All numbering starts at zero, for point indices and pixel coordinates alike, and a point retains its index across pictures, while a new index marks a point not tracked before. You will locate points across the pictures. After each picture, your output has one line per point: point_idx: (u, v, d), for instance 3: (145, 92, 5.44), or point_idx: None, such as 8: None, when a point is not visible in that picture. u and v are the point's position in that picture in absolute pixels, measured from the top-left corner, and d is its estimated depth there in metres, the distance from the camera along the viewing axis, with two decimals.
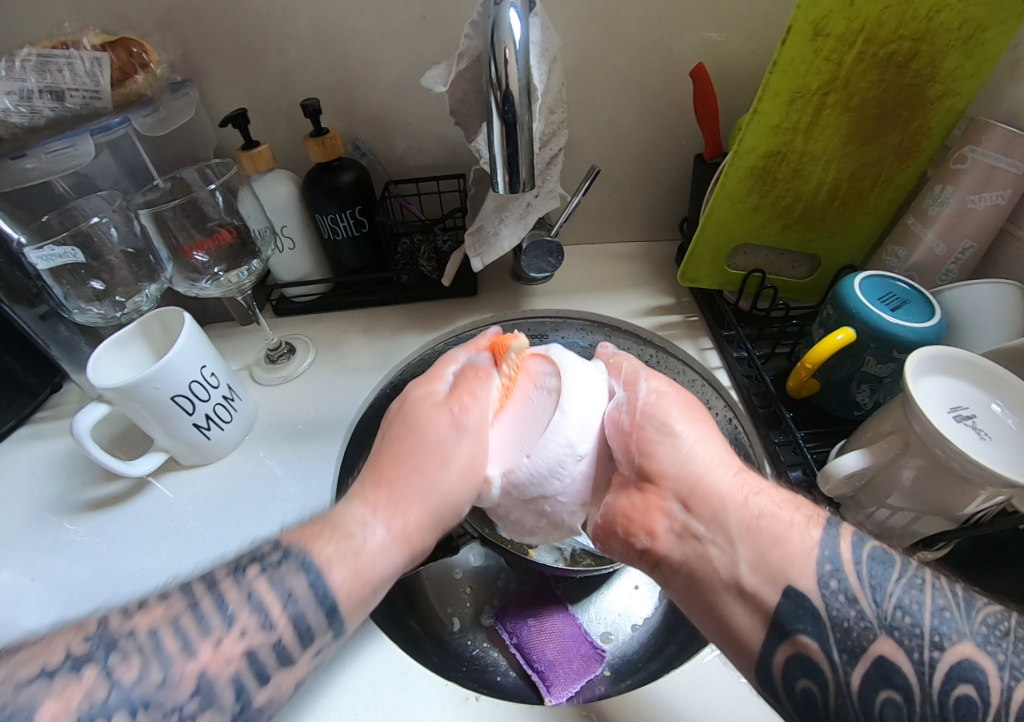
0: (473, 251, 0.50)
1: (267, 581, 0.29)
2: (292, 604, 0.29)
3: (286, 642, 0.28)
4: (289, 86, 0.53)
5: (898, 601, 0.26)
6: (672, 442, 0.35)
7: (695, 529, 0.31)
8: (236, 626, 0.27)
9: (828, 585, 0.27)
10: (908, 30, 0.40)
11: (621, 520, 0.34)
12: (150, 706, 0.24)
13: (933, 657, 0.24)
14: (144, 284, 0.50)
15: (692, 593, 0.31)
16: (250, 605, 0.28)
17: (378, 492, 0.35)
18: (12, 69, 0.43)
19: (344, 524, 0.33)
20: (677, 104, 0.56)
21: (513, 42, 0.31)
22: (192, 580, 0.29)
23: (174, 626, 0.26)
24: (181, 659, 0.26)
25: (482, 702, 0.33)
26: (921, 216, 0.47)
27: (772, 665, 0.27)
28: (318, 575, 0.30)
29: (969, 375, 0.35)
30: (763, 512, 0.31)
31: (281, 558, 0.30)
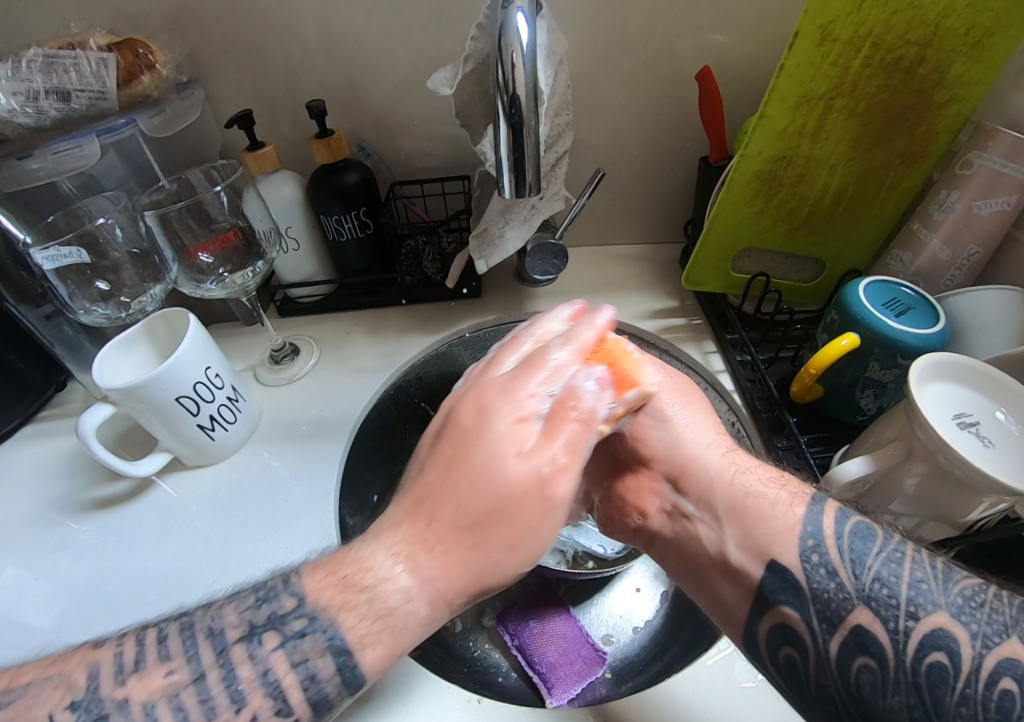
0: (478, 253, 0.50)
1: (288, 658, 0.24)
2: (313, 688, 0.24)
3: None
4: (295, 87, 0.54)
5: (878, 574, 0.26)
6: (661, 429, 0.38)
7: (684, 508, 0.34)
8: (245, 711, 0.23)
9: (809, 559, 0.28)
10: (916, 35, 0.40)
11: (618, 500, 0.38)
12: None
13: (908, 626, 0.24)
14: (149, 284, 0.51)
15: (685, 568, 0.33)
16: (264, 687, 0.23)
17: (415, 532, 0.27)
18: (19, 69, 0.43)
19: (367, 571, 0.26)
20: (683, 106, 0.56)
21: (520, 46, 0.32)
22: (197, 637, 0.24)
23: (174, 703, 0.22)
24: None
25: (484, 704, 0.33)
26: (926, 221, 0.47)
27: (758, 634, 0.28)
28: (347, 658, 0.24)
29: (973, 382, 0.35)
30: (749, 491, 0.32)
31: (304, 630, 0.25)
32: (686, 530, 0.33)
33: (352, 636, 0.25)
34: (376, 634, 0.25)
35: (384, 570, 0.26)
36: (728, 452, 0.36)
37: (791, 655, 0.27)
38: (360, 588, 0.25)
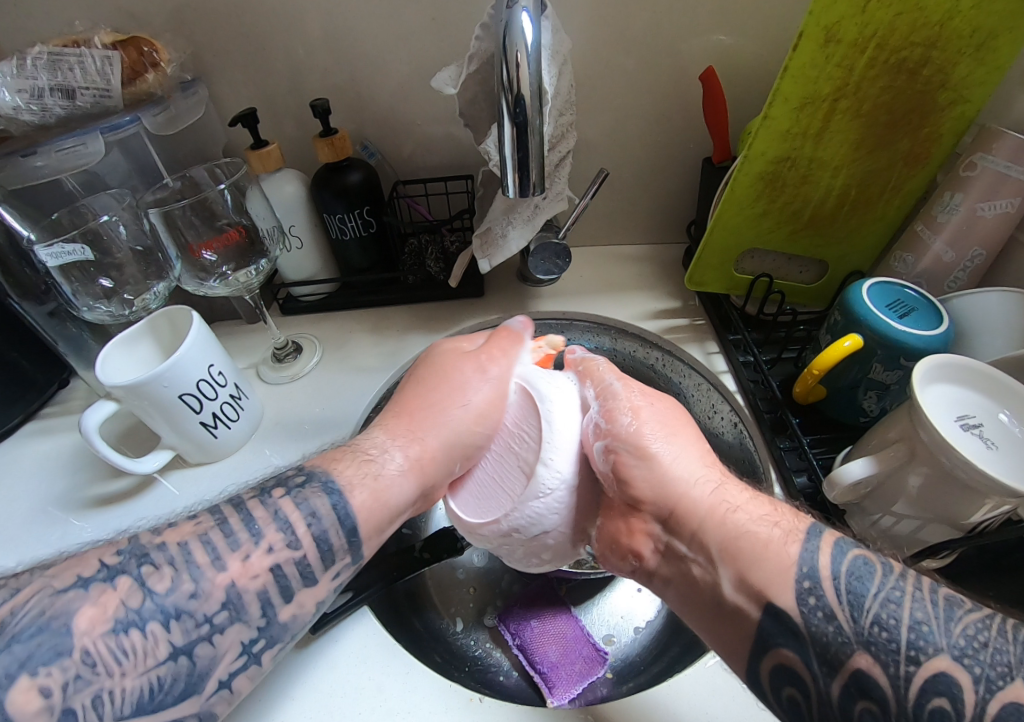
0: (481, 252, 0.50)
1: (292, 501, 0.31)
2: (314, 523, 0.30)
3: (310, 562, 0.29)
4: (299, 85, 0.54)
5: (876, 615, 0.25)
6: (643, 466, 0.36)
7: (678, 549, 0.33)
8: (263, 543, 0.28)
9: (806, 602, 0.27)
10: (920, 37, 0.40)
11: (612, 541, 0.37)
12: (180, 616, 0.25)
13: (909, 670, 0.23)
14: (152, 282, 0.50)
15: (686, 604, 0.33)
16: (276, 524, 0.29)
17: (399, 421, 0.40)
18: (24, 67, 0.43)
19: (370, 448, 0.37)
20: (687, 107, 0.56)
21: (525, 46, 0.31)
22: (219, 505, 0.30)
23: (204, 539, 0.28)
24: (212, 570, 0.27)
25: (486, 703, 0.33)
26: (929, 223, 0.47)
27: (760, 670, 0.28)
28: (340, 497, 0.32)
29: (976, 384, 0.34)
30: (741, 529, 0.31)
31: (305, 481, 0.32)
32: (688, 572, 0.32)
33: (345, 481, 0.33)
34: (361, 482, 0.34)
35: (386, 456, 0.37)
36: (719, 489, 0.34)
37: (793, 696, 0.26)
38: (365, 456, 0.36)
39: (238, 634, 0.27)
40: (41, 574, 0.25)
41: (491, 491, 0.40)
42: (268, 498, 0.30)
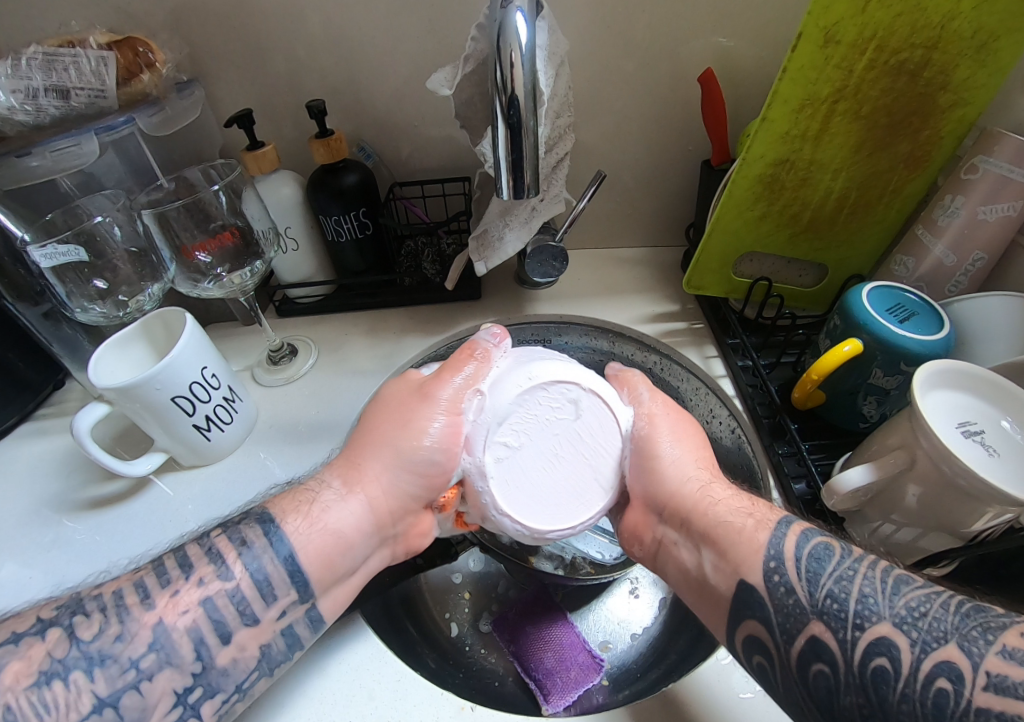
0: (478, 255, 0.50)
1: (225, 539, 0.31)
2: (249, 562, 0.30)
3: (245, 597, 0.30)
4: (296, 86, 0.53)
5: (830, 589, 0.27)
6: (661, 473, 0.36)
7: (672, 537, 0.35)
8: (193, 578, 0.29)
9: (771, 578, 0.28)
10: (921, 38, 0.39)
11: (624, 531, 0.38)
12: (105, 662, 0.26)
13: (854, 635, 0.25)
14: (147, 283, 0.50)
15: (682, 588, 0.33)
16: (208, 560, 0.30)
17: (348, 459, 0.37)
18: (17, 67, 0.42)
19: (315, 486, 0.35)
20: (686, 109, 0.56)
21: (519, 46, 0.31)
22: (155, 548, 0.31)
23: (138, 582, 0.29)
24: (140, 612, 0.28)
25: (479, 711, 0.33)
26: (930, 227, 0.46)
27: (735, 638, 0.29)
28: (273, 528, 0.32)
29: (978, 390, 0.34)
30: (720, 522, 0.32)
31: (243, 518, 0.33)
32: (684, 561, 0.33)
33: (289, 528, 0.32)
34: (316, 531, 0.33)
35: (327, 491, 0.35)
36: (703, 493, 0.35)
37: (762, 663, 0.28)
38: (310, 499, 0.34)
39: (170, 681, 0.27)
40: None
41: (545, 493, 0.35)
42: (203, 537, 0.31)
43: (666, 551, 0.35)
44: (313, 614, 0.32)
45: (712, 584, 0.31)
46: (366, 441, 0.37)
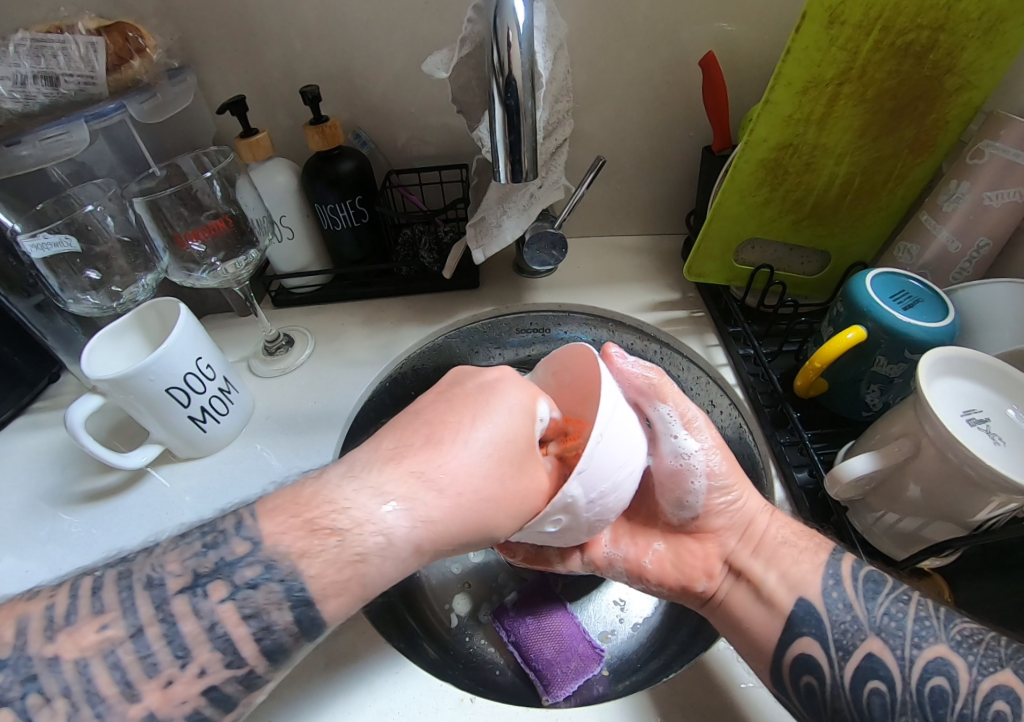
0: (475, 243, 0.49)
1: (235, 610, 0.24)
2: (266, 638, 0.24)
3: (258, 672, 0.25)
4: (290, 73, 0.52)
5: (887, 607, 0.32)
6: (731, 501, 0.38)
7: (749, 569, 0.36)
8: (193, 665, 0.23)
9: (830, 594, 0.33)
10: (928, 19, 0.38)
11: (678, 566, 0.38)
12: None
13: (913, 653, 0.29)
14: (140, 274, 0.49)
15: (738, 628, 0.35)
16: (213, 641, 0.24)
17: (420, 470, 0.28)
18: (6, 53, 0.42)
19: (343, 512, 0.26)
20: (686, 94, 0.55)
21: (517, 24, 0.30)
22: (134, 587, 0.24)
23: (111, 660, 0.22)
24: (119, 705, 0.21)
25: (478, 703, 0.33)
26: (935, 212, 0.46)
27: (782, 662, 0.32)
28: (307, 609, 0.25)
29: (983, 378, 0.33)
30: (783, 541, 0.36)
31: (257, 580, 0.25)
32: (750, 596, 0.35)
33: (317, 585, 0.25)
34: (345, 583, 0.26)
35: (361, 509, 0.26)
36: (773, 518, 0.38)
37: (812, 684, 0.31)
38: (330, 531, 0.26)
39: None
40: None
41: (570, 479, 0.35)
42: (201, 602, 0.24)
43: (734, 585, 0.36)
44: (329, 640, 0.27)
45: (770, 603, 0.34)
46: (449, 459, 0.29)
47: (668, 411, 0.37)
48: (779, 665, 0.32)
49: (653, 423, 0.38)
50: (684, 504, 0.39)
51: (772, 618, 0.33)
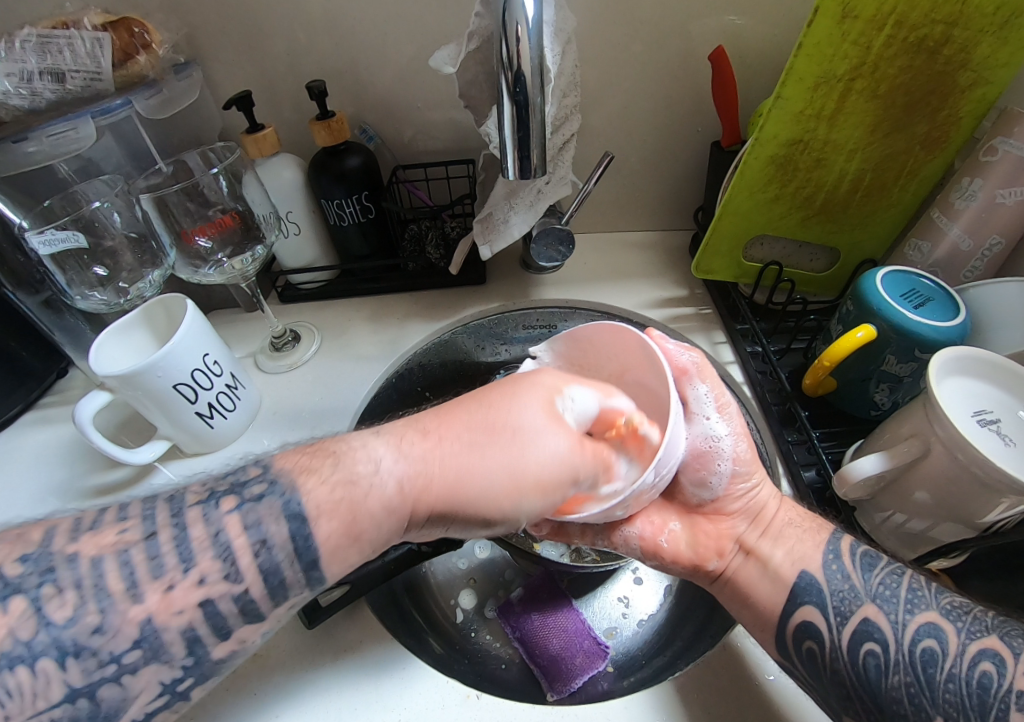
0: (482, 238, 0.49)
1: (242, 521, 0.24)
2: (264, 553, 0.24)
3: (254, 597, 0.24)
4: (296, 68, 0.52)
5: (882, 578, 0.32)
6: (750, 486, 0.37)
7: (761, 549, 0.35)
8: (193, 572, 0.23)
9: (830, 566, 0.33)
10: (941, 14, 0.38)
11: (690, 546, 0.38)
12: (79, 655, 0.20)
13: (906, 618, 0.30)
14: (147, 269, 0.49)
15: (747, 605, 0.34)
16: (214, 549, 0.23)
17: (424, 439, 0.30)
18: (11, 49, 0.42)
19: (360, 453, 0.28)
20: (695, 88, 0.54)
21: (526, 19, 0.30)
22: (156, 506, 0.25)
23: (122, 558, 0.22)
24: (124, 603, 0.21)
25: (484, 699, 0.33)
26: (946, 210, 0.45)
27: (786, 629, 0.32)
28: (301, 526, 0.25)
29: (995, 379, 0.33)
30: (789, 522, 0.36)
31: (263, 494, 0.25)
32: (757, 572, 0.35)
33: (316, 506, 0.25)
34: (337, 505, 0.26)
35: (374, 453, 0.28)
36: (782, 504, 0.37)
37: (813, 649, 0.31)
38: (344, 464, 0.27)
39: (157, 674, 0.22)
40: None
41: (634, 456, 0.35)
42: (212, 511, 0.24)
43: (743, 561, 0.36)
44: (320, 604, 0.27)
45: (776, 577, 0.34)
46: (458, 435, 0.30)
47: (705, 391, 0.39)
48: (783, 630, 0.32)
49: (689, 399, 0.39)
50: (705, 485, 0.38)
51: (776, 590, 0.33)
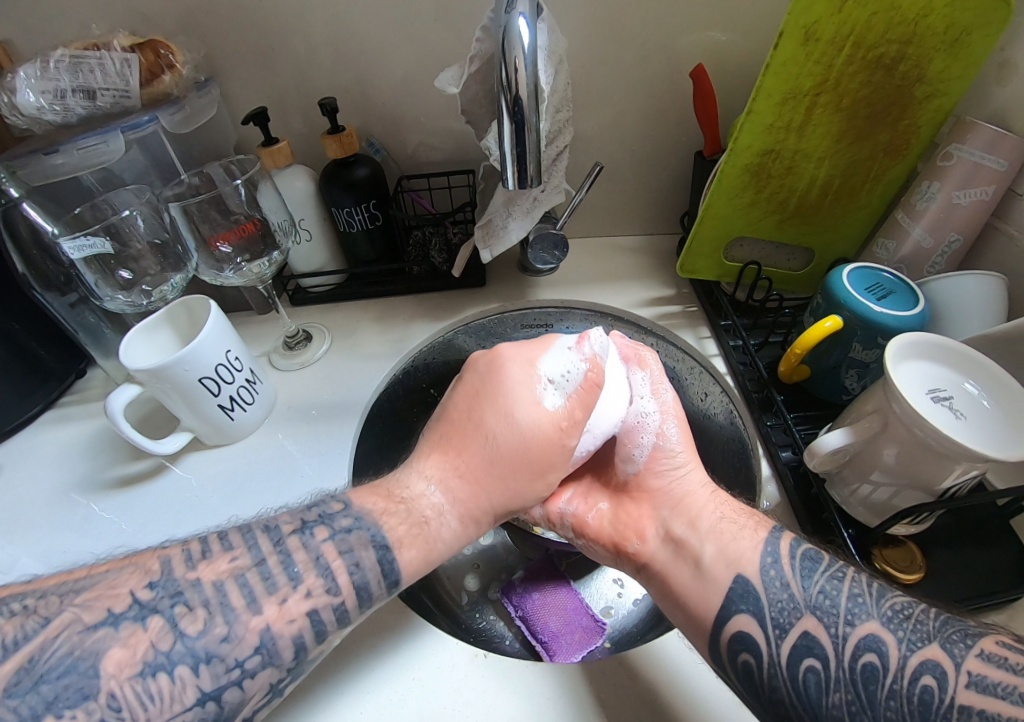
0: (484, 243, 0.53)
1: (336, 548, 0.31)
2: (357, 572, 0.31)
3: (347, 607, 0.30)
4: (308, 85, 0.56)
5: (822, 586, 0.31)
6: (676, 468, 0.42)
7: (679, 539, 0.37)
8: (302, 586, 0.29)
9: (768, 572, 0.32)
10: (896, 34, 0.42)
11: (616, 529, 0.41)
12: (211, 661, 0.25)
13: (846, 631, 0.29)
14: (169, 273, 0.53)
15: (666, 591, 0.36)
16: (317, 568, 0.30)
17: (450, 460, 0.38)
18: (47, 70, 0.45)
19: (410, 489, 0.37)
20: (679, 101, 0.58)
21: (523, 48, 0.34)
22: (254, 532, 0.31)
23: (240, 581, 0.28)
24: (247, 613, 0.27)
25: (490, 658, 0.35)
26: (909, 211, 0.49)
27: (719, 639, 0.32)
28: (387, 552, 0.32)
29: (943, 359, 0.37)
30: (721, 517, 0.37)
31: (352, 527, 0.32)
32: (687, 568, 0.35)
33: (392, 535, 0.33)
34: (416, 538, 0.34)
35: (420, 491, 0.37)
36: (712, 498, 0.39)
37: (748, 662, 0.30)
38: (401, 501, 0.36)
39: (268, 679, 0.27)
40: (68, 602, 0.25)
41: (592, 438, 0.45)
42: (310, 539, 0.31)
43: (664, 549, 0.38)
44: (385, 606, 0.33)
45: (707, 578, 0.34)
46: (468, 454, 0.38)
47: (642, 376, 0.45)
48: (717, 641, 0.32)
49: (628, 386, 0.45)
50: (630, 460, 0.43)
51: (691, 577, 0.35)
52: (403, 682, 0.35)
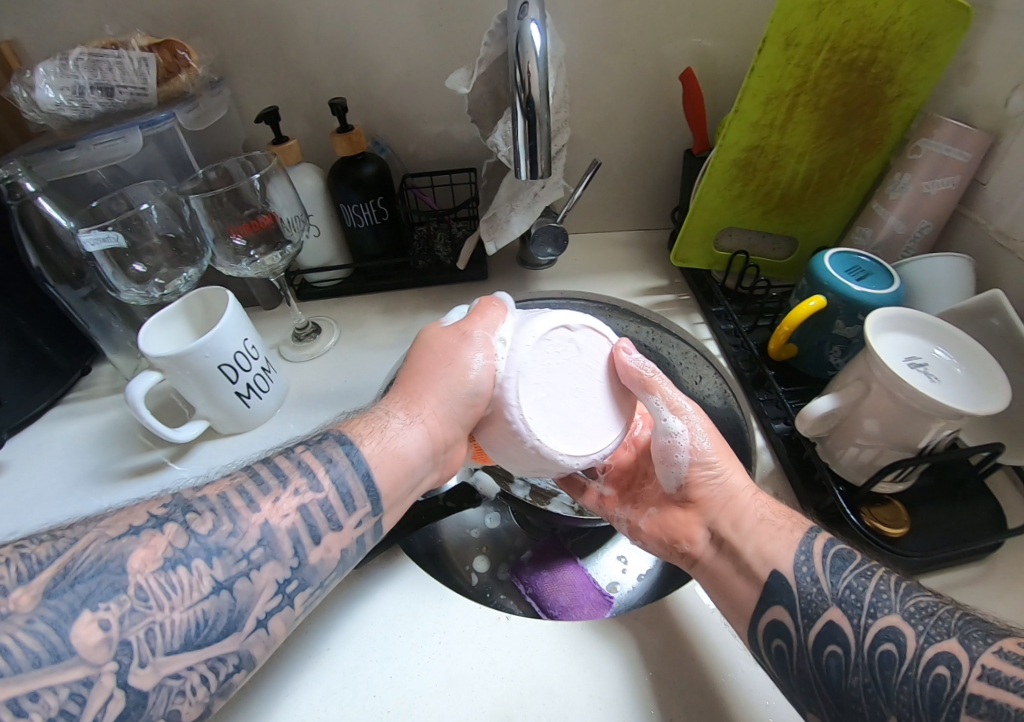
0: (488, 235, 0.55)
1: (313, 452, 0.33)
2: (334, 468, 0.32)
3: (332, 504, 0.31)
4: (317, 86, 0.58)
5: (850, 582, 0.31)
6: (715, 475, 0.40)
7: (726, 543, 0.37)
8: (290, 485, 0.31)
9: (801, 570, 0.32)
10: (867, 39, 0.46)
11: (668, 531, 0.41)
12: (222, 552, 0.27)
13: (867, 623, 0.29)
14: (182, 268, 0.54)
15: (716, 586, 0.37)
16: (300, 468, 0.32)
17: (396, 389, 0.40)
18: (66, 68, 0.47)
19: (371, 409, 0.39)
20: (669, 104, 0.62)
21: (534, 50, 0.37)
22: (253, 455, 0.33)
23: (239, 488, 0.30)
24: (246, 509, 0.29)
25: (512, 621, 0.38)
26: (884, 201, 0.54)
27: (757, 627, 0.33)
28: (352, 445, 0.34)
29: (914, 330, 0.41)
30: (761, 518, 0.37)
31: (322, 437, 0.34)
32: (730, 565, 0.36)
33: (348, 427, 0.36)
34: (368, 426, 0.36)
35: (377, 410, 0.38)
36: (756, 498, 0.38)
37: (781, 647, 0.32)
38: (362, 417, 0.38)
39: (273, 573, 0.28)
40: (94, 524, 0.27)
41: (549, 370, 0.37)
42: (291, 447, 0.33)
43: (714, 550, 0.38)
44: (381, 528, 0.34)
45: (750, 576, 0.34)
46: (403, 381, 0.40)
47: (658, 401, 0.39)
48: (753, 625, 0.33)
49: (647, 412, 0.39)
50: (671, 473, 0.41)
51: (736, 575, 0.35)
52: (430, 645, 0.37)
